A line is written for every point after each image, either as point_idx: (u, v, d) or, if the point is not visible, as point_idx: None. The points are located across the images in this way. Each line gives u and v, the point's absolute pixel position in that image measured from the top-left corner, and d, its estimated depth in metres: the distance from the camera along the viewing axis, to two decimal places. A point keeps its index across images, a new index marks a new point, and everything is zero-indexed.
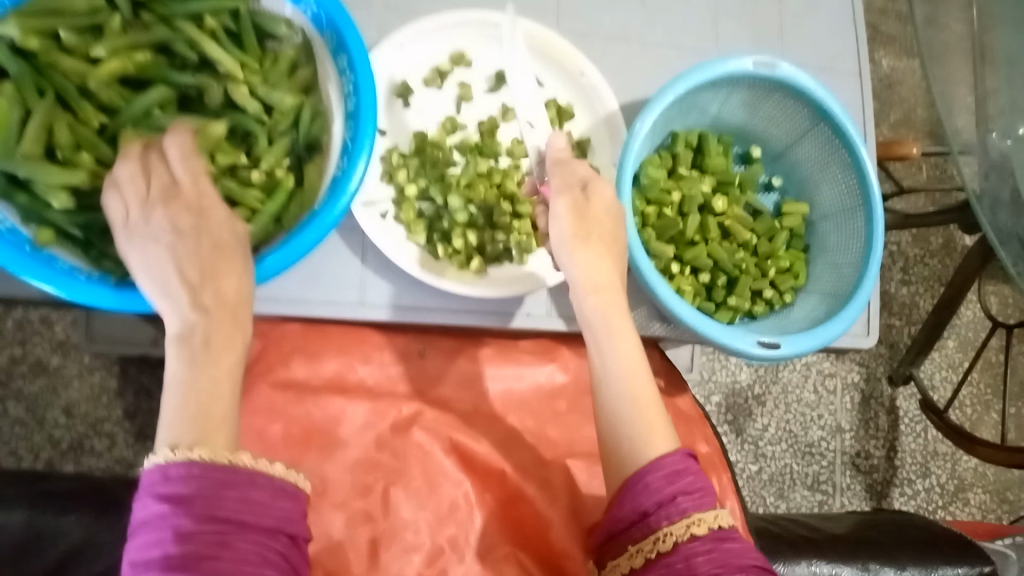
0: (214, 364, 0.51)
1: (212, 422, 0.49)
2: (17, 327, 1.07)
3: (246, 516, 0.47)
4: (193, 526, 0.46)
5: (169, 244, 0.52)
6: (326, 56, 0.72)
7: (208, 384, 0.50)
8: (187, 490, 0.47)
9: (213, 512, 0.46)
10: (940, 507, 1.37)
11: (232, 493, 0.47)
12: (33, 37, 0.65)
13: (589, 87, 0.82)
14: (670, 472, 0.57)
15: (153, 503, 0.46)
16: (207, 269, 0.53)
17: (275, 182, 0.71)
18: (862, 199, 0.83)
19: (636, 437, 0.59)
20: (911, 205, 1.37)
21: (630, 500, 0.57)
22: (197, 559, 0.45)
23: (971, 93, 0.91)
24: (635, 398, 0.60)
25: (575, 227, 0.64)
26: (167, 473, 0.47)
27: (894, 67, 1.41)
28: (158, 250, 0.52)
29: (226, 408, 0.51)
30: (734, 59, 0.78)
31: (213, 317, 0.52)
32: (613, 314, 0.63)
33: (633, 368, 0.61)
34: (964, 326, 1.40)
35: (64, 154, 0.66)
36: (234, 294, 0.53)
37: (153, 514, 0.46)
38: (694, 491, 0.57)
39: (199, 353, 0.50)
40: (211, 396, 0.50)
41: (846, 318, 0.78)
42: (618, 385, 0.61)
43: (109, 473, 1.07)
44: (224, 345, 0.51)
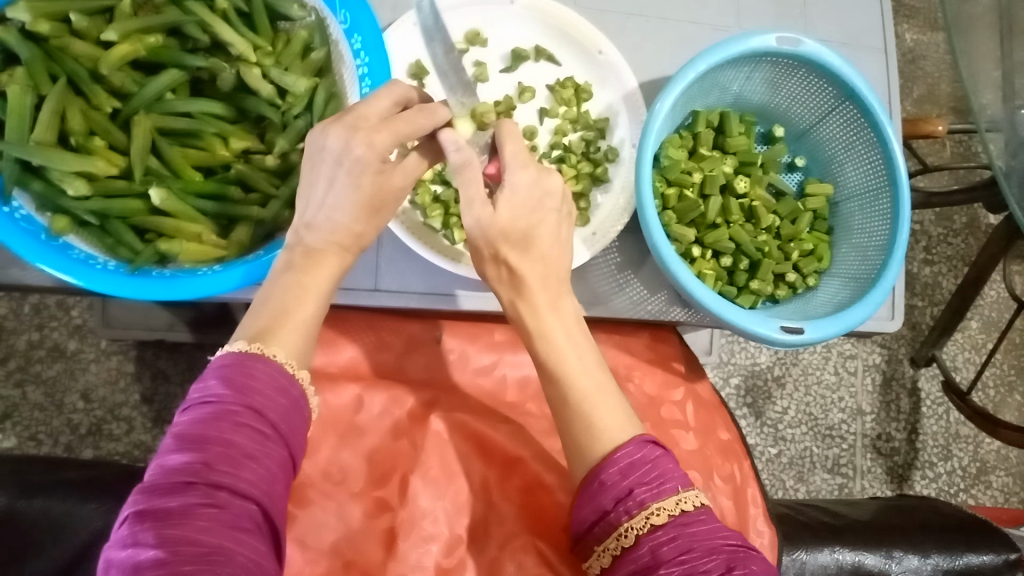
0: (317, 278, 0.56)
1: (290, 323, 0.54)
2: (34, 312, 1.08)
3: (270, 412, 0.50)
4: (223, 413, 0.48)
5: (353, 173, 0.55)
6: (338, 36, 0.68)
7: (311, 299, 0.56)
8: (234, 379, 0.49)
9: (243, 404, 0.48)
10: (962, 490, 1.35)
11: (265, 385, 0.50)
12: (43, 21, 0.63)
13: (607, 66, 0.80)
14: (625, 466, 0.54)
15: (209, 384, 0.49)
16: (366, 208, 0.57)
17: (291, 165, 0.70)
18: (888, 179, 0.81)
19: (582, 434, 0.56)
20: (935, 183, 1.35)
21: (588, 499, 0.54)
22: (210, 449, 0.46)
23: (999, 66, 0.89)
24: (575, 398, 0.57)
25: (501, 230, 0.57)
26: (235, 359, 0.50)
27: (918, 41, 1.38)
28: (326, 173, 0.56)
29: (309, 322, 0.56)
30: (756, 35, 0.76)
31: (334, 239, 0.57)
32: (530, 320, 0.59)
33: (569, 366, 0.58)
34: (988, 307, 1.39)
35: (77, 140, 0.65)
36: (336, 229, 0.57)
37: (205, 391, 0.49)
38: (652, 481, 0.53)
39: (314, 265, 0.56)
40: (304, 308, 0.55)
41: (870, 302, 0.76)
42: (559, 386, 0.58)
43: (128, 458, 1.07)
44: (321, 258, 0.57)
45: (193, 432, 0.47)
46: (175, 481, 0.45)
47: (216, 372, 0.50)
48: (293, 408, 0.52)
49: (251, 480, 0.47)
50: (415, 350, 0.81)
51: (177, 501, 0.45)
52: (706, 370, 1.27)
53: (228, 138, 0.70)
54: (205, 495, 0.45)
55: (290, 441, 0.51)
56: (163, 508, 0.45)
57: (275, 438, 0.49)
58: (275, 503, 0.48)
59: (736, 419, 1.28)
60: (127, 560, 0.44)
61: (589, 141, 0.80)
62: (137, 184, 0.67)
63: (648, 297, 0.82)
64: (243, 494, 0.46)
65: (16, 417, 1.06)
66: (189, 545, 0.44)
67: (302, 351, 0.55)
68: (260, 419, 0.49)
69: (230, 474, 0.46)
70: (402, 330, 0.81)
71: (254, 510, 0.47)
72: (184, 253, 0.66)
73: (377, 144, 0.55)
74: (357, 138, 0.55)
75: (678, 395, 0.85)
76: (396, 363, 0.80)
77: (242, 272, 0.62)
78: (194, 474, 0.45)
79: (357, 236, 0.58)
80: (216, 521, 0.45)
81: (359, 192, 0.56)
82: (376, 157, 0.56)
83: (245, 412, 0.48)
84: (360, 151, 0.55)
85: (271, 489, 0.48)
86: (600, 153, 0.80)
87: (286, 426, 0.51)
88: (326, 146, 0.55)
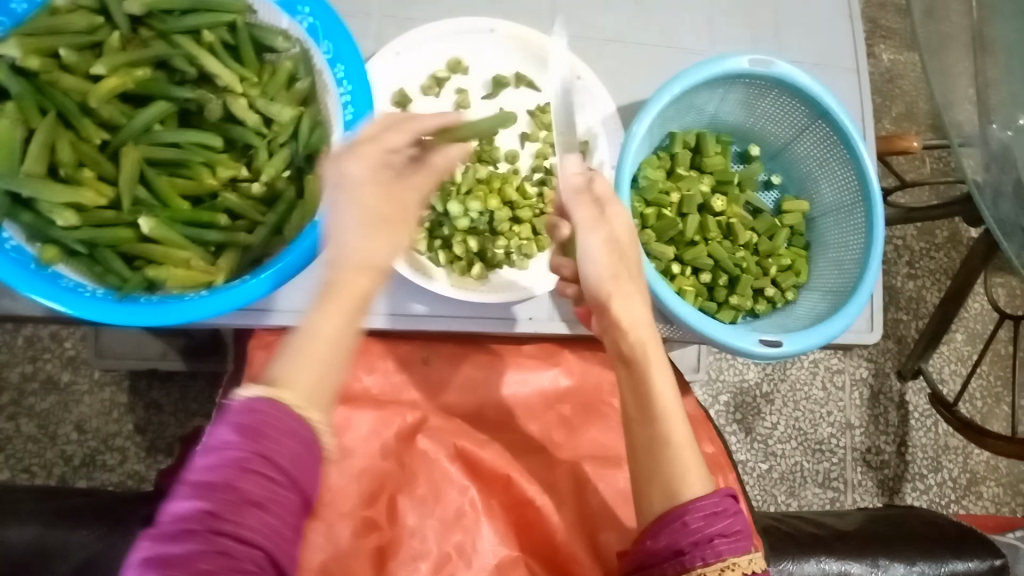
0: (330, 313, 0.52)
1: (304, 368, 0.50)
2: (28, 344, 1.08)
3: (283, 453, 0.47)
4: (232, 457, 0.45)
5: (354, 190, 0.54)
6: (323, 66, 0.70)
7: (325, 338, 0.51)
8: (247, 421, 0.47)
9: (255, 450, 0.46)
10: (952, 502, 1.36)
11: (277, 427, 0.47)
12: (33, 56, 0.65)
13: (585, 90, 0.82)
14: (708, 514, 0.55)
15: (224, 424, 0.47)
16: (376, 227, 0.53)
17: (276, 192, 0.72)
18: (861, 194, 0.83)
19: (670, 477, 0.58)
20: (916, 198, 1.37)
21: (666, 535, 0.55)
22: (217, 496, 0.44)
23: (973, 84, 0.91)
24: (672, 439, 0.59)
25: (609, 264, 0.62)
26: (246, 400, 0.48)
27: (895, 61, 1.41)
28: (331, 199, 0.55)
29: (327, 364, 0.51)
30: (728, 58, 0.78)
31: (350, 266, 0.53)
32: (649, 353, 0.61)
33: (672, 409, 0.60)
34: (972, 319, 1.40)
35: (66, 171, 0.67)
36: (342, 253, 0.53)
37: (219, 433, 0.47)
38: (731, 533, 0.55)
39: (329, 299, 0.52)
40: (321, 348, 0.51)
41: (847, 314, 0.78)
42: (656, 424, 0.60)
43: (121, 488, 1.07)
44: (339, 289, 0.52)
45: (203, 477, 0.45)
46: (180, 529, 0.44)
47: (231, 413, 0.48)
48: (311, 447, 0.49)
49: (260, 528, 0.44)
50: (404, 371, 0.82)
51: (180, 550, 0.43)
52: (695, 388, 1.29)
53: (215, 167, 0.71)
54: (209, 546, 0.43)
55: (306, 483, 0.48)
56: (166, 556, 0.43)
57: (289, 484, 0.46)
58: (289, 549, 0.46)
59: (727, 435, 1.29)
60: None
61: None
62: (126, 213, 0.69)
63: None
64: (250, 543, 0.44)
65: (10, 450, 1.06)
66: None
67: (316, 397, 0.50)
68: (270, 462, 0.46)
69: (234, 523, 0.44)
70: (388, 351, 0.82)
71: (262, 559, 0.44)
72: (171, 279, 0.67)
73: (367, 156, 0.54)
74: (349, 155, 0.54)
75: None
76: (384, 386, 0.81)
77: (228, 298, 0.63)
78: (199, 522, 0.44)
79: (364, 254, 0.53)
80: (219, 573, 0.43)
81: (362, 206, 0.53)
82: (370, 170, 0.54)
83: (255, 456, 0.46)
84: (353, 166, 0.54)
85: (284, 535, 0.46)
86: None
87: (301, 471, 0.47)
88: (330, 167, 0.55)
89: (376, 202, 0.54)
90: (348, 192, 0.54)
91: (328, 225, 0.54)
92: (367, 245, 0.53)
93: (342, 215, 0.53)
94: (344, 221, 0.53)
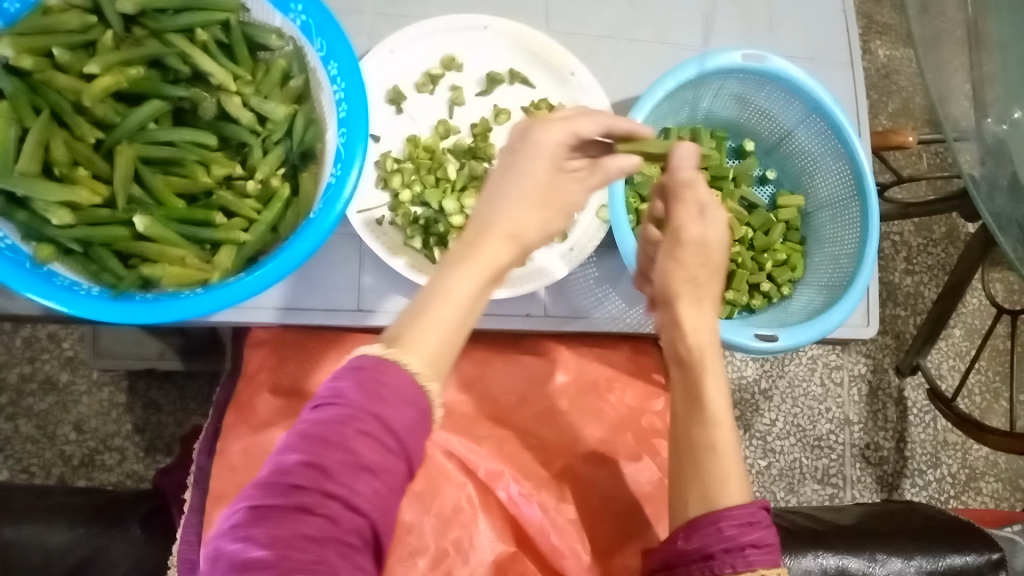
0: (468, 276, 0.54)
1: (430, 326, 0.51)
2: (26, 345, 1.08)
3: (394, 422, 0.47)
4: (349, 418, 0.46)
5: (534, 161, 0.59)
6: (316, 64, 0.71)
7: (455, 301, 0.53)
8: (367, 383, 0.47)
9: (368, 412, 0.46)
10: (952, 497, 1.36)
11: (391, 395, 0.48)
12: (27, 56, 0.65)
13: (579, 87, 0.82)
14: (743, 524, 0.61)
15: (342, 383, 0.48)
16: (538, 201, 0.58)
17: (271, 191, 0.72)
18: (856, 189, 0.84)
19: (716, 483, 0.65)
20: (913, 193, 1.37)
21: (699, 538, 0.62)
22: (331, 455, 0.45)
23: (969, 79, 0.91)
24: (717, 447, 0.68)
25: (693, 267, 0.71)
26: (367, 361, 0.49)
27: (891, 57, 1.41)
28: (505, 166, 0.59)
29: (450, 330, 0.52)
30: (722, 53, 0.79)
31: (504, 231, 0.56)
32: (709, 362, 0.70)
33: (723, 418, 0.69)
34: (970, 314, 1.41)
35: (61, 170, 0.67)
36: (497, 220, 0.57)
37: (337, 392, 0.47)
38: (763, 545, 0.60)
39: (470, 261, 0.54)
40: (447, 311, 0.52)
41: (843, 309, 0.78)
42: (710, 432, 0.68)
43: (120, 488, 1.07)
44: (485, 254, 0.55)
45: (315, 434, 0.45)
46: (291, 483, 0.44)
47: (349, 372, 0.48)
48: (421, 420, 0.49)
49: (368, 492, 0.45)
50: None
51: (291, 504, 0.43)
52: None
53: (210, 165, 0.72)
54: (320, 505, 0.44)
55: (412, 456, 0.48)
56: (277, 508, 0.43)
57: (397, 451, 0.47)
58: (388, 520, 0.46)
59: None
60: (235, 555, 0.43)
61: None
62: (121, 212, 0.69)
63: (626, 312, 0.83)
64: (358, 508, 0.44)
65: (9, 450, 1.06)
66: (297, 554, 0.42)
67: (435, 359, 0.50)
68: (385, 429, 0.47)
69: (344, 485, 0.44)
70: None
71: (365, 527, 0.45)
72: (166, 277, 0.67)
73: (554, 129, 0.59)
74: (534, 128, 0.60)
75: (659, 405, 0.86)
76: None
77: (223, 296, 0.63)
78: (312, 478, 0.44)
79: (515, 228, 0.57)
80: (325, 533, 0.43)
81: (531, 179, 0.58)
82: (553, 139, 0.59)
83: (371, 419, 0.46)
84: (539, 134, 0.59)
85: (387, 505, 0.46)
86: None
87: (410, 439, 0.48)
88: (519, 142, 0.60)
89: (544, 173, 0.59)
90: (520, 163, 0.59)
91: (491, 190, 0.58)
92: (519, 218, 0.57)
93: (509, 186, 0.58)
94: (512, 185, 0.58)
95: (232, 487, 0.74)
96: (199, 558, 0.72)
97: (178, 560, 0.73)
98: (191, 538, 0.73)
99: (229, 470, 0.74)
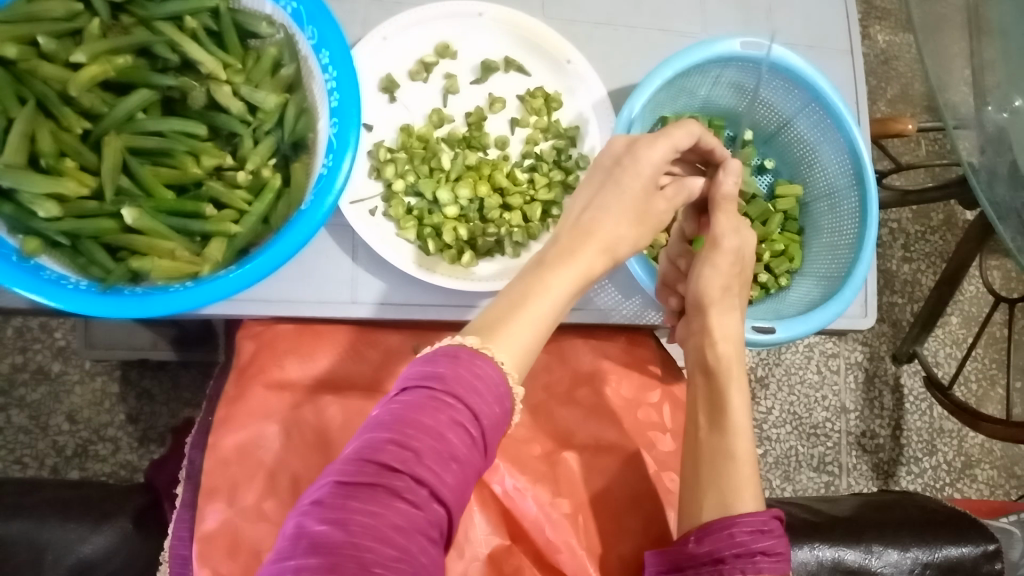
0: (561, 277, 0.60)
1: (521, 321, 0.56)
2: (18, 335, 1.07)
3: (481, 415, 0.49)
4: (444, 404, 0.48)
5: (633, 178, 0.66)
6: (307, 52, 0.69)
7: (546, 300, 0.58)
8: (461, 372, 0.50)
9: (458, 402, 0.48)
10: (948, 485, 1.36)
11: (480, 388, 0.50)
12: (10, 44, 0.64)
13: (575, 75, 0.81)
14: (755, 531, 0.63)
15: (437, 370, 0.49)
16: (636, 216, 0.66)
17: (262, 181, 0.70)
18: (855, 178, 0.83)
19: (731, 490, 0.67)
20: (911, 180, 1.37)
21: (711, 542, 0.64)
22: (425, 440, 0.46)
23: (968, 65, 0.90)
24: (736, 454, 0.70)
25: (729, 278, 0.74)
26: (460, 351, 0.51)
27: (889, 42, 1.40)
28: (603, 179, 0.67)
29: (537, 327, 0.57)
30: (721, 41, 0.78)
31: (598, 242, 0.63)
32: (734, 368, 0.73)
33: (744, 427, 0.71)
34: (967, 302, 1.40)
35: (48, 162, 0.66)
36: (596, 231, 0.64)
37: (431, 376, 0.49)
38: (774, 553, 0.62)
39: (565, 264, 0.61)
40: (535, 308, 0.58)
41: (840, 301, 0.78)
42: (727, 437, 0.70)
43: (114, 478, 1.07)
44: (575, 259, 0.62)
45: (409, 417, 0.47)
46: (385, 464, 0.45)
47: (443, 359, 0.50)
48: (499, 416, 0.52)
49: (451, 483, 0.47)
50: (395, 360, 0.80)
51: (385, 486, 0.44)
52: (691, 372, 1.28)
53: (200, 156, 0.71)
54: (410, 490, 0.45)
55: (486, 453, 0.51)
56: (370, 489, 0.44)
57: (478, 444, 0.49)
58: (456, 514, 0.48)
59: None
60: (321, 535, 0.42)
61: (560, 149, 0.81)
62: (109, 203, 0.67)
63: (622, 302, 0.83)
64: (440, 497, 0.46)
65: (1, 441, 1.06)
66: (385, 543, 0.43)
67: (524, 359, 0.55)
68: (473, 421, 0.49)
69: (432, 473, 0.46)
70: (377, 342, 0.81)
71: (441, 519, 0.46)
72: (156, 271, 0.66)
73: (656, 150, 0.66)
74: (639, 147, 0.67)
75: (655, 397, 0.86)
76: (373, 375, 0.79)
77: (215, 289, 0.62)
78: (404, 463, 0.45)
79: (609, 242, 0.64)
80: (413, 520, 0.44)
81: (629, 196, 0.65)
82: (654, 158, 0.66)
83: (462, 410, 0.48)
84: (644, 152, 0.66)
85: (460, 498, 0.48)
86: (571, 161, 0.81)
87: (487, 435, 0.50)
88: (627, 161, 0.67)
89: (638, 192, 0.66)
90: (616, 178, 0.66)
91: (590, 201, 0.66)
92: (614, 229, 0.64)
93: (610, 202, 0.65)
94: (612, 199, 0.65)
95: (224, 481, 0.72)
96: (191, 553, 0.72)
97: (172, 555, 0.73)
98: (184, 533, 0.73)
99: (221, 464, 0.73)
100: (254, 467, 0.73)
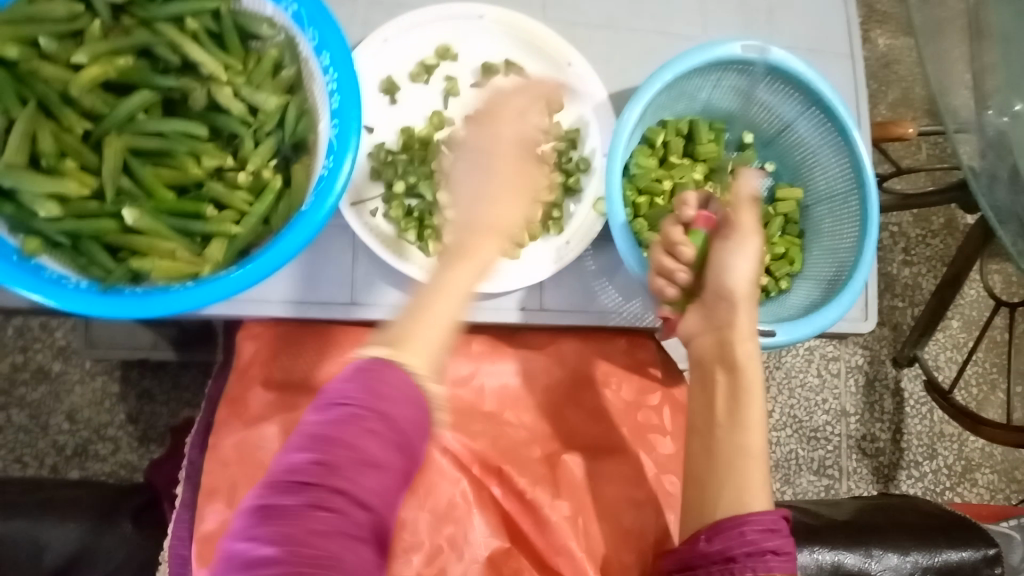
0: (458, 273, 0.62)
1: (425, 325, 0.59)
2: (18, 334, 1.07)
3: (397, 420, 0.48)
4: (353, 417, 0.47)
5: (486, 150, 0.68)
6: (308, 54, 0.69)
7: (448, 299, 0.61)
8: (370, 384, 0.48)
9: (370, 411, 0.47)
10: (948, 489, 1.36)
11: (394, 395, 0.48)
12: (12, 45, 0.64)
13: (575, 78, 0.82)
14: (766, 530, 0.64)
15: (345, 386, 0.48)
16: (500, 185, 0.66)
17: (263, 182, 0.71)
18: (856, 181, 0.83)
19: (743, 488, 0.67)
20: (911, 184, 1.37)
21: (721, 541, 0.64)
22: (337, 453, 0.46)
23: (968, 69, 0.90)
24: (750, 451, 0.69)
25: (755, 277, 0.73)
26: (370, 364, 0.49)
27: (890, 46, 1.40)
28: (471, 164, 0.68)
29: (444, 324, 0.60)
30: (723, 44, 0.78)
31: (489, 231, 0.64)
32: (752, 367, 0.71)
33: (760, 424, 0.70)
34: (968, 306, 1.40)
35: (48, 162, 0.66)
36: (491, 215, 0.65)
37: (340, 393, 0.48)
38: (783, 552, 0.63)
39: (455, 261, 0.62)
40: (440, 309, 0.60)
41: (841, 304, 0.78)
42: (741, 434, 0.69)
43: (114, 478, 1.07)
44: (468, 251, 0.63)
45: (321, 433, 0.46)
46: (299, 482, 0.45)
47: (354, 373, 0.49)
48: (423, 416, 0.50)
49: (373, 488, 0.46)
50: None
51: (299, 501, 0.45)
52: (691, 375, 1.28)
53: (200, 157, 0.70)
54: (325, 501, 0.45)
55: (415, 453, 0.49)
56: (283, 506, 0.45)
57: (399, 446, 0.48)
58: (391, 513, 0.48)
59: None
60: (244, 553, 0.44)
61: (562, 151, 0.80)
62: (109, 204, 0.67)
63: (622, 304, 0.83)
64: (362, 503, 0.46)
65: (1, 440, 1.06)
66: (303, 555, 0.43)
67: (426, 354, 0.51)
68: (388, 427, 0.48)
69: (351, 482, 0.46)
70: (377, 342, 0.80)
71: (371, 521, 0.46)
72: (156, 270, 0.66)
73: (503, 127, 0.69)
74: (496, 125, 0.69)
75: (654, 399, 0.85)
76: None
77: (214, 289, 0.62)
78: (316, 477, 0.45)
79: (494, 222, 0.65)
80: (333, 528, 0.44)
81: (498, 168, 0.67)
82: (506, 139, 0.69)
83: (375, 419, 0.47)
84: (498, 137, 0.68)
85: (390, 498, 0.48)
86: (573, 163, 0.80)
87: (411, 436, 0.49)
88: (489, 139, 0.68)
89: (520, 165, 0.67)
90: (494, 164, 0.67)
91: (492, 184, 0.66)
92: (498, 216, 0.65)
93: (483, 187, 0.65)
94: (477, 185, 0.65)
95: (223, 482, 0.73)
96: (190, 553, 0.72)
97: (171, 555, 0.73)
98: (183, 533, 0.73)
99: (221, 465, 0.73)
100: (254, 468, 0.73)
